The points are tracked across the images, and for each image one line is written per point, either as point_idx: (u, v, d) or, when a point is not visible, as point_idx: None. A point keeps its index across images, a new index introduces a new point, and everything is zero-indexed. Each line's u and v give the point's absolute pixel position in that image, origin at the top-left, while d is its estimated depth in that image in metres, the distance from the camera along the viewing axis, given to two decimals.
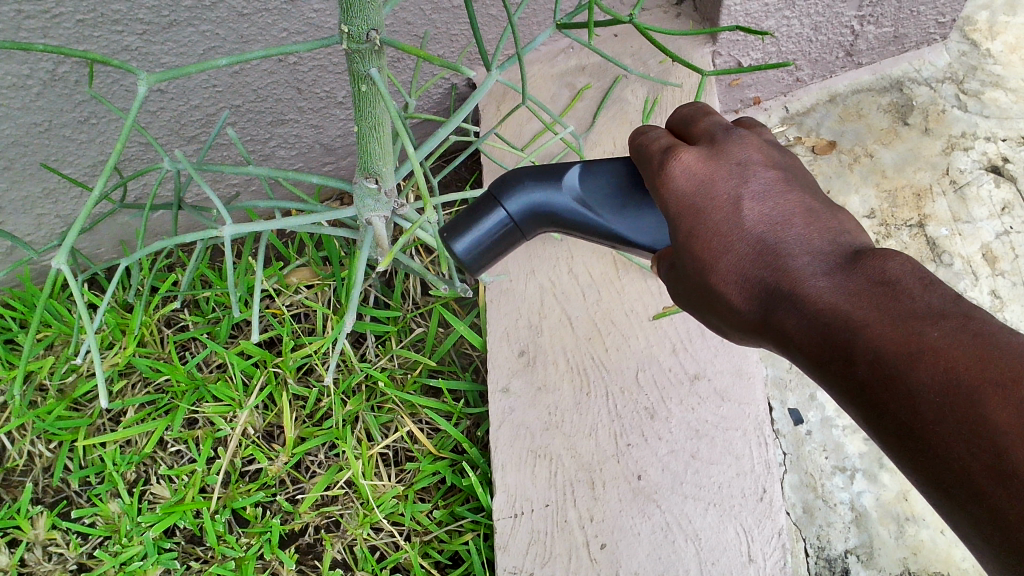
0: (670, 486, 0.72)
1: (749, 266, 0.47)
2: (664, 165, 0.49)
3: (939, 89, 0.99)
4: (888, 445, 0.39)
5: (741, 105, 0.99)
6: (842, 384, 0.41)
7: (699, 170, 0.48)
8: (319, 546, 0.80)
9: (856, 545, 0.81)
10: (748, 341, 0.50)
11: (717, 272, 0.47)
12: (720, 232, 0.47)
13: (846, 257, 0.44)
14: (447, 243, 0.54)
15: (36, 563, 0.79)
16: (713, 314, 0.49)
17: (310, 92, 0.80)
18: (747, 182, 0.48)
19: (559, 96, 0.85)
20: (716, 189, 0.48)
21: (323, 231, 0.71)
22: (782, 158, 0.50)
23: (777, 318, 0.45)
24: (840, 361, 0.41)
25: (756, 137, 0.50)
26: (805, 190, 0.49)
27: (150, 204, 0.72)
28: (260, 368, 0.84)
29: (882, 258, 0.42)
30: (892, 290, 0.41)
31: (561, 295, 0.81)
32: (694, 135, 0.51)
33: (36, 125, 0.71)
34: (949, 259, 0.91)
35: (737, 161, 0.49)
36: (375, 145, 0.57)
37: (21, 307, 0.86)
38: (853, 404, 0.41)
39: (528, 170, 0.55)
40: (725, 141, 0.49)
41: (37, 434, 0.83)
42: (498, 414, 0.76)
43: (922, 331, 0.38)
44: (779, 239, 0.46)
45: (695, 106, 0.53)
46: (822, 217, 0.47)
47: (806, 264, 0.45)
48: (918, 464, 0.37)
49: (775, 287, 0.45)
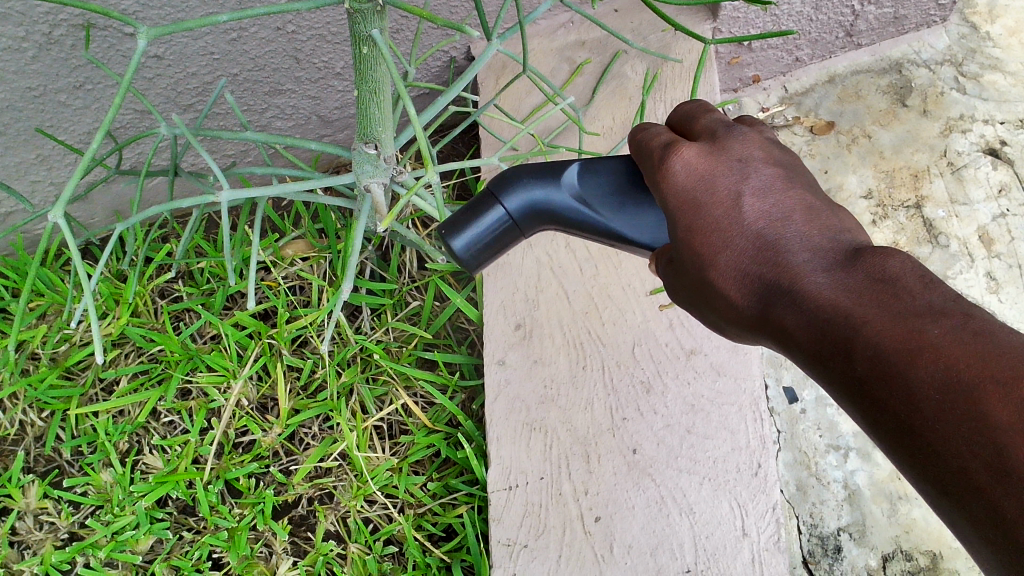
0: (665, 460, 0.72)
1: (749, 262, 0.45)
2: (664, 159, 0.47)
3: (938, 71, 0.98)
4: (889, 444, 0.37)
5: (740, 84, 0.98)
6: (844, 382, 0.39)
7: (699, 165, 0.46)
8: (312, 518, 0.80)
9: (848, 523, 0.81)
10: (748, 340, 0.48)
11: (716, 267, 0.45)
12: (720, 227, 0.46)
13: (847, 255, 0.42)
14: (446, 240, 0.51)
15: (27, 531, 0.79)
16: (711, 310, 0.47)
17: (308, 62, 0.79)
18: (748, 178, 0.46)
19: (558, 71, 0.84)
20: (716, 184, 0.46)
21: (320, 200, 0.70)
22: (784, 156, 0.48)
23: (776, 314, 0.43)
24: (841, 358, 0.39)
25: (758, 134, 0.49)
26: (806, 188, 0.47)
27: (146, 170, 0.71)
28: (254, 339, 0.84)
29: (882, 256, 0.40)
30: (892, 288, 0.39)
31: (558, 269, 0.80)
32: (695, 132, 0.49)
33: (31, 90, 0.70)
34: (945, 240, 0.91)
35: (738, 157, 0.47)
36: (375, 112, 0.57)
37: (14, 275, 0.85)
38: (854, 404, 0.39)
39: (528, 166, 0.52)
40: (726, 138, 0.48)
41: (29, 403, 0.82)
42: (494, 386, 0.76)
43: (922, 328, 0.36)
44: (779, 236, 0.44)
45: (698, 103, 0.52)
46: (822, 216, 0.45)
47: (805, 260, 0.43)
48: (918, 464, 0.35)
49: (775, 283, 0.43)
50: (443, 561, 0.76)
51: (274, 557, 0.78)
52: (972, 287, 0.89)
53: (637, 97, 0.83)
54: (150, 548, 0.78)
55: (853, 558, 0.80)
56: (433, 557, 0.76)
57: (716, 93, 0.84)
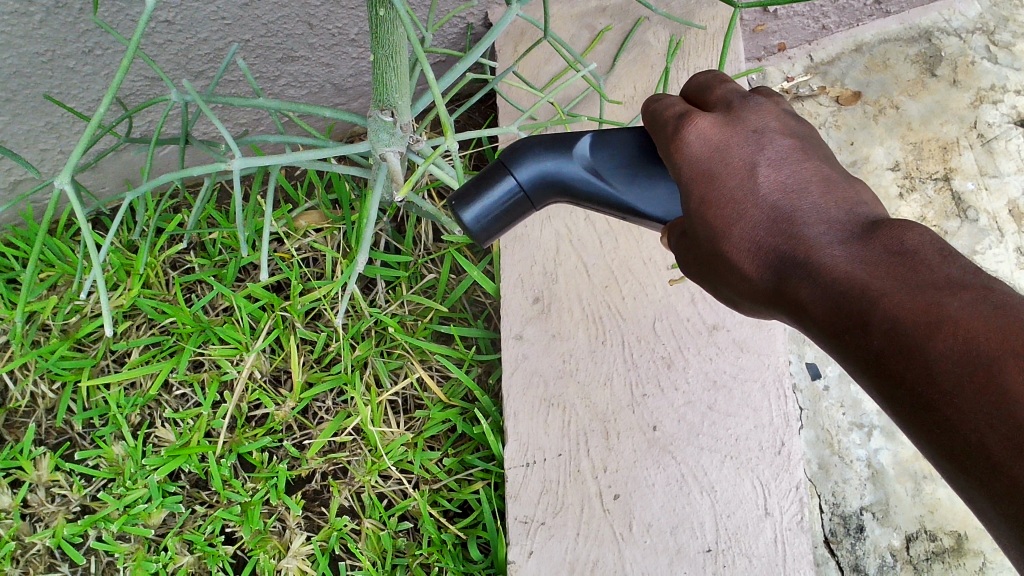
0: (686, 437, 0.70)
1: (763, 234, 0.42)
2: (678, 129, 0.45)
3: (969, 40, 0.95)
4: (904, 421, 0.35)
5: (764, 53, 0.95)
6: (859, 356, 0.37)
7: (713, 135, 0.44)
8: (325, 493, 0.79)
9: (871, 503, 0.80)
10: (760, 315, 0.46)
11: (729, 239, 0.43)
12: (734, 199, 0.43)
13: (865, 227, 0.40)
14: (455, 211, 0.49)
15: (39, 504, 0.78)
16: (723, 285, 0.45)
17: (321, 28, 0.77)
18: (764, 150, 0.44)
19: (578, 38, 0.82)
20: (731, 155, 0.43)
21: (334, 169, 0.67)
22: (801, 129, 0.46)
23: (791, 287, 0.41)
24: (856, 331, 0.37)
25: (775, 107, 0.46)
26: (823, 162, 0.44)
27: (157, 137, 0.69)
28: (267, 311, 0.82)
29: (900, 228, 0.38)
30: (910, 260, 0.37)
31: (577, 242, 0.78)
32: (710, 103, 0.47)
33: (39, 55, 0.68)
34: (975, 214, 0.90)
35: (754, 128, 0.44)
36: (391, 76, 0.55)
37: (24, 246, 0.84)
38: (869, 380, 0.37)
39: (539, 138, 0.50)
40: (742, 109, 0.45)
41: (40, 374, 0.81)
42: (512, 361, 0.75)
43: (941, 301, 0.34)
44: (795, 208, 0.42)
45: (714, 74, 0.49)
46: (840, 189, 0.42)
47: (822, 233, 0.40)
48: (932, 439, 0.33)
49: (790, 255, 0.41)
50: (458, 537, 0.75)
51: (288, 532, 0.77)
52: (999, 262, 0.88)
53: (660, 65, 0.81)
54: (163, 521, 0.78)
55: (876, 538, 0.79)
56: (448, 534, 0.75)
57: (741, 62, 0.81)
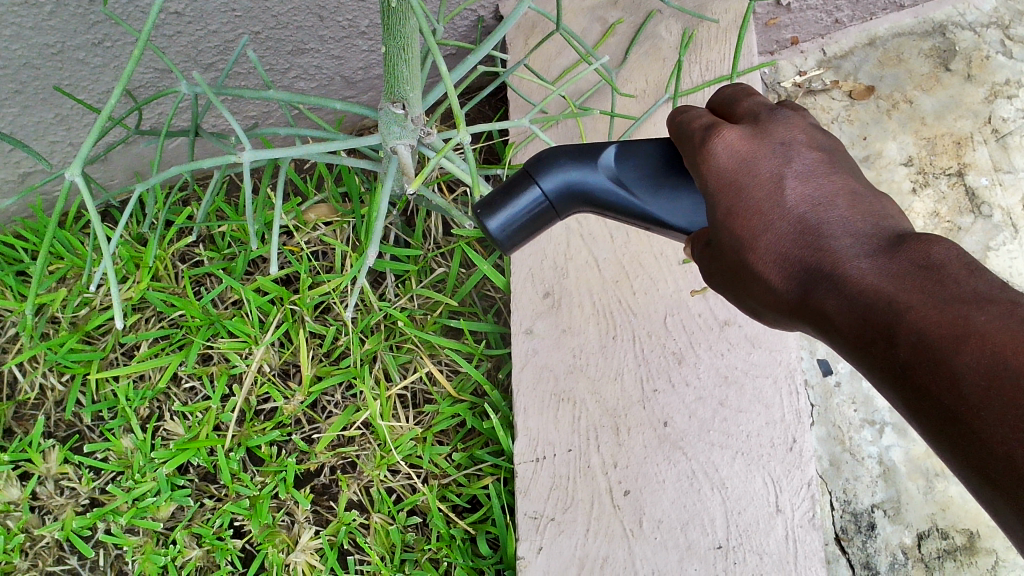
0: (697, 433, 0.70)
1: (789, 245, 0.42)
2: (705, 141, 0.44)
3: (983, 34, 0.94)
4: (930, 433, 0.35)
5: (777, 47, 0.95)
6: (885, 368, 0.37)
7: (741, 148, 0.43)
8: (334, 487, 0.79)
9: (882, 500, 0.80)
10: (785, 326, 0.45)
11: (755, 251, 0.42)
12: (761, 210, 0.42)
13: (891, 240, 0.39)
14: (481, 219, 0.49)
15: (48, 497, 0.78)
16: (748, 295, 0.44)
17: (331, 20, 0.76)
18: (791, 162, 0.43)
19: (590, 31, 0.82)
20: (758, 167, 0.43)
21: (345, 163, 0.66)
22: (828, 141, 0.45)
23: (816, 299, 0.40)
24: (882, 343, 0.37)
25: (802, 118, 0.45)
26: (849, 174, 0.44)
27: (166, 129, 0.69)
28: (277, 305, 0.82)
29: (926, 242, 0.38)
30: (936, 274, 0.36)
31: (588, 236, 0.77)
32: (737, 116, 0.46)
33: (49, 47, 0.68)
34: (988, 210, 0.89)
35: (781, 140, 0.43)
36: (403, 69, 0.54)
37: (33, 238, 0.84)
38: (895, 391, 0.36)
39: (565, 148, 0.49)
40: (769, 120, 0.44)
41: (49, 366, 0.81)
42: (522, 355, 0.74)
43: (968, 315, 0.34)
44: (821, 220, 0.41)
45: (741, 87, 0.48)
46: (866, 201, 0.42)
47: (848, 245, 0.40)
48: (959, 451, 0.33)
49: (816, 267, 0.40)
50: (467, 533, 0.75)
51: (296, 526, 0.77)
52: (1012, 258, 0.87)
53: (672, 59, 0.80)
54: (171, 514, 0.78)
55: (886, 535, 0.78)
56: (457, 529, 0.75)
57: (754, 56, 0.80)
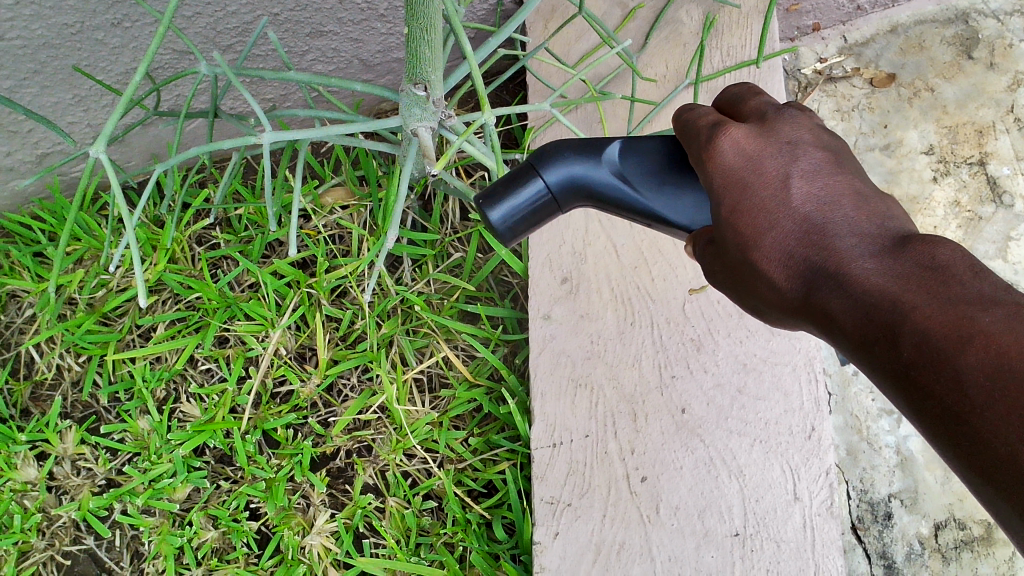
0: (714, 420, 0.69)
1: (793, 244, 0.41)
2: (711, 138, 0.43)
3: (1006, 22, 0.93)
4: (933, 435, 0.34)
5: (797, 33, 0.94)
6: (888, 370, 0.36)
7: (747, 145, 0.43)
8: (349, 471, 0.79)
9: (900, 489, 0.79)
10: (788, 326, 0.44)
11: (760, 249, 0.42)
12: (767, 208, 0.42)
13: (896, 240, 0.39)
14: (483, 210, 0.48)
15: (65, 477, 0.79)
16: (751, 294, 0.44)
17: (350, 3, 0.76)
18: (797, 160, 0.42)
19: (610, 16, 0.81)
20: (764, 165, 0.42)
21: (364, 145, 0.65)
22: (835, 140, 0.44)
23: (820, 298, 0.40)
24: (885, 343, 0.36)
25: (809, 118, 0.44)
26: (856, 175, 0.43)
27: (186, 110, 0.68)
28: (293, 288, 0.82)
29: (931, 243, 0.37)
30: (941, 275, 0.36)
31: (607, 223, 0.77)
32: (744, 114, 0.46)
33: (68, 27, 0.68)
34: (1010, 200, 0.88)
35: (788, 139, 0.43)
36: (425, 50, 0.54)
37: (51, 219, 0.84)
38: (899, 393, 0.36)
39: (570, 141, 0.49)
40: (776, 119, 0.44)
41: (66, 347, 0.81)
42: (539, 340, 0.74)
43: (973, 316, 0.33)
44: (826, 219, 0.41)
45: (746, 85, 0.48)
46: (872, 201, 0.41)
47: (854, 245, 0.39)
48: (961, 453, 0.32)
49: (821, 266, 0.40)
50: (483, 517, 0.75)
51: (312, 509, 0.77)
52: None
53: (693, 44, 0.80)
54: (187, 496, 0.78)
55: (904, 525, 0.78)
56: (473, 513, 0.75)
57: (775, 41, 0.80)
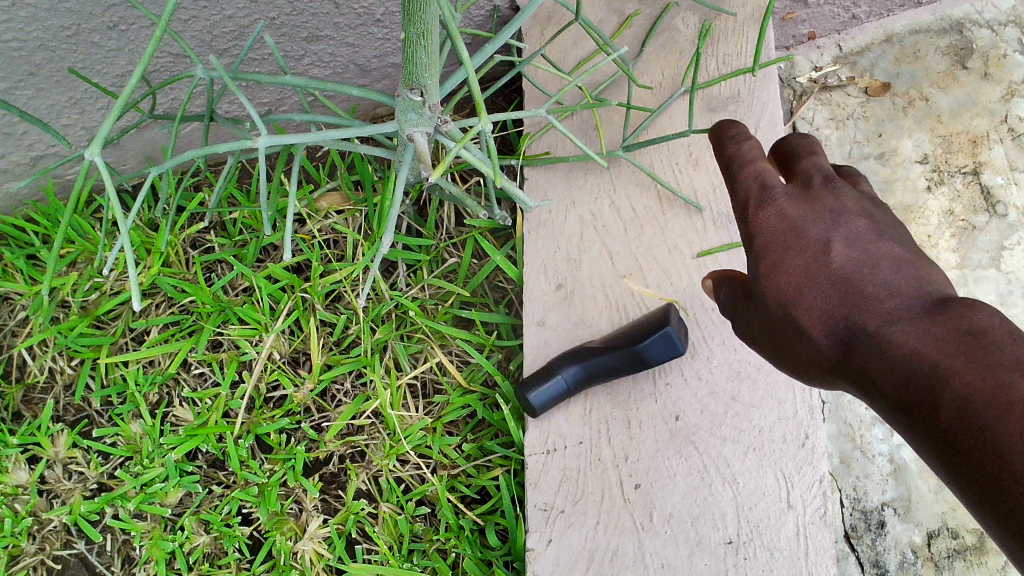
0: (708, 428, 0.69)
1: (833, 303, 0.49)
2: (761, 204, 0.53)
3: (1001, 32, 0.93)
4: (968, 494, 0.39)
5: (793, 41, 0.94)
6: (928, 433, 0.42)
7: (792, 212, 0.52)
8: (342, 476, 0.79)
9: (892, 498, 0.79)
10: (827, 385, 0.51)
11: (803, 306, 0.50)
12: (810, 270, 0.50)
13: (934, 303, 0.46)
14: None
15: (56, 481, 0.79)
16: (791, 352, 0.51)
17: (347, 8, 0.76)
18: (839, 228, 0.51)
19: (606, 22, 0.81)
20: (807, 232, 0.51)
21: (359, 151, 0.65)
22: (877, 209, 0.53)
23: (858, 356, 0.47)
24: (927, 408, 0.42)
25: (853, 189, 0.53)
26: (895, 241, 0.51)
27: (182, 113, 0.68)
28: (288, 292, 0.81)
29: (971, 308, 0.44)
30: (975, 340, 0.42)
31: (602, 229, 0.77)
32: (796, 172, 0.55)
33: (64, 29, 0.68)
34: (1003, 209, 0.89)
35: (830, 207, 0.52)
36: (422, 55, 0.54)
37: (45, 222, 0.84)
38: (940, 459, 0.41)
39: None
40: (821, 189, 0.53)
41: (59, 350, 0.81)
42: (534, 347, 0.74)
43: (1010, 386, 0.39)
44: (864, 281, 0.49)
45: (806, 142, 0.56)
46: (909, 266, 0.49)
47: (892, 306, 0.47)
48: (1006, 518, 0.37)
49: (857, 324, 0.48)
50: (476, 524, 0.75)
51: (304, 514, 0.77)
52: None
53: (689, 52, 0.80)
54: (180, 500, 0.78)
55: (896, 534, 0.78)
56: (465, 519, 0.75)
57: (770, 49, 0.80)
